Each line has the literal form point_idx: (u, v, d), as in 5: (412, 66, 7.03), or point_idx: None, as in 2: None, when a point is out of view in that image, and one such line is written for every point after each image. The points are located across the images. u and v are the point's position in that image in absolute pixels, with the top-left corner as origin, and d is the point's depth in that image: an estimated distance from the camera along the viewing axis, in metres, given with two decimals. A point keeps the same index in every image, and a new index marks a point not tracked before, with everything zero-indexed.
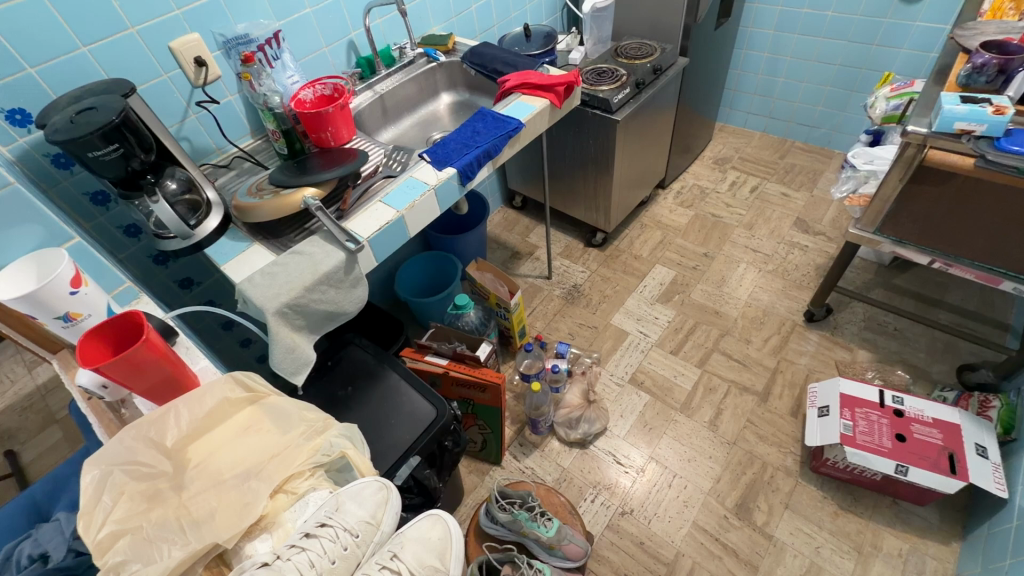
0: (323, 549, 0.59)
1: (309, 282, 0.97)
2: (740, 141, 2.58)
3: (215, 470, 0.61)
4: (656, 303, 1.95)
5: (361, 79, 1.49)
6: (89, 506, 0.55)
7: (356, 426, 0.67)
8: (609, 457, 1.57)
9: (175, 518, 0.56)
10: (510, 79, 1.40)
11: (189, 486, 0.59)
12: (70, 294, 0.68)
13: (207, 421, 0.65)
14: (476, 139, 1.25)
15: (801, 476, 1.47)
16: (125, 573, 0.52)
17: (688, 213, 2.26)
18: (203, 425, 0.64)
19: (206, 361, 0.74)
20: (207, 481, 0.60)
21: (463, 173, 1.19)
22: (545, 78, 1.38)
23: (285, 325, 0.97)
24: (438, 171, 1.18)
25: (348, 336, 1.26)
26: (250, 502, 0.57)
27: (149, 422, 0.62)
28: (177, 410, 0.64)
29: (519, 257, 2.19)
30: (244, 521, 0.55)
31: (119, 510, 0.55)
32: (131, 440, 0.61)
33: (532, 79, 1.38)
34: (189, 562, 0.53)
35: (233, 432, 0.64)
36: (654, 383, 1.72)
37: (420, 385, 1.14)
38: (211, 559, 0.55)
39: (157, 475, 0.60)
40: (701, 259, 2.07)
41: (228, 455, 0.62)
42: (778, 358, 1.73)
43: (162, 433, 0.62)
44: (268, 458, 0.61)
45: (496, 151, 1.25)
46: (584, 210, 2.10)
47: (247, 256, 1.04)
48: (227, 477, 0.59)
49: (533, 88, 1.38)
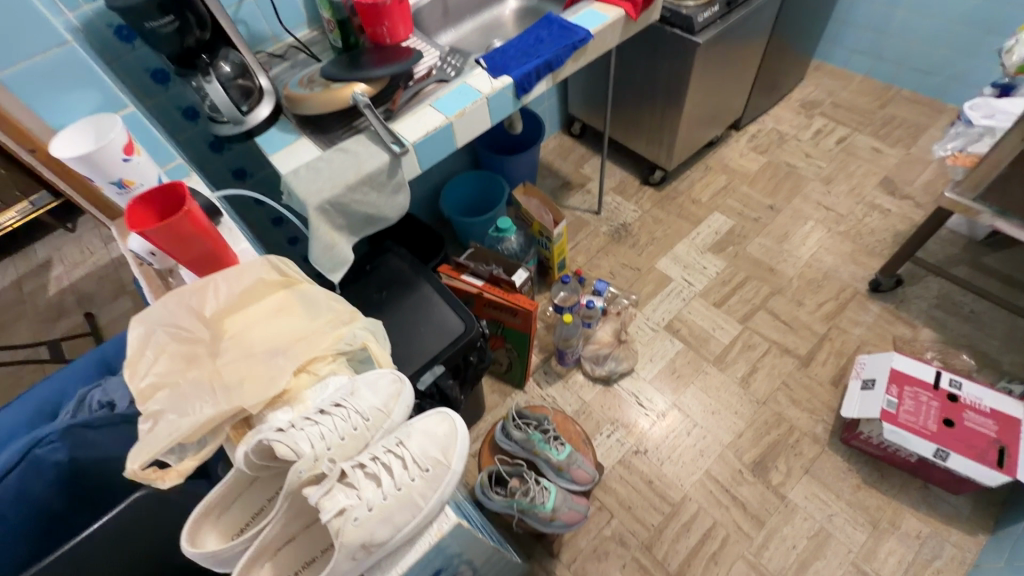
0: (333, 427, 0.49)
1: (351, 181, 0.97)
2: (837, 84, 2.29)
3: (247, 343, 0.64)
4: (707, 252, 1.85)
5: None
6: (135, 357, 0.61)
7: (380, 321, 0.68)
8: (632, 398, 1.57)
9: (208, 380, 0.60)
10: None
11: (223, 353, 0.63)
12: (123, 162, 0.70)
13: (243, 298, 0.67)
14: (538, 48, 1.16)
15: (829, 445, 1.43)
16: (163, 419, 0.57)
17: (760, 159, 2.08)
18: (239, 301, 0.67)
19: (246, 244, 0.76)
20: (240, 352, 0.63)
21: (520, 84, 1.12)
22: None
23: (326, 222, 0.97)
24: (493, 79, 1.11)
25: (387, 244, 1.27)
26: (275, 376, 0.59)
27: (190, 291, 0.66)
28: (216, 283, 0.67)
29: (570, 187, 2.11)
30: (268, 392, 0.58)
31: (160, 365, 0.61)
32: (175, 304, 0.65)
33: None
34: (217, 420, 0.57)
35: (267, 311, 0.67)
36: (691, 333, 1.67)
37: (452, 300, 1.16)
38: (237, 420, 0.59)
39: (196, 339, 0.64)
40: (765, 211, 1.92)
41: (260, 332, 0.65)
42: (829, 324, 1.63)
43: (201, 302, 0.65)
44: (297, 339, 0.63)
45: (557, 64, 1.16)
46: (645, 145, 1.97)
47: (295, 149, 1.04)
48: (258, 351, 0.63)
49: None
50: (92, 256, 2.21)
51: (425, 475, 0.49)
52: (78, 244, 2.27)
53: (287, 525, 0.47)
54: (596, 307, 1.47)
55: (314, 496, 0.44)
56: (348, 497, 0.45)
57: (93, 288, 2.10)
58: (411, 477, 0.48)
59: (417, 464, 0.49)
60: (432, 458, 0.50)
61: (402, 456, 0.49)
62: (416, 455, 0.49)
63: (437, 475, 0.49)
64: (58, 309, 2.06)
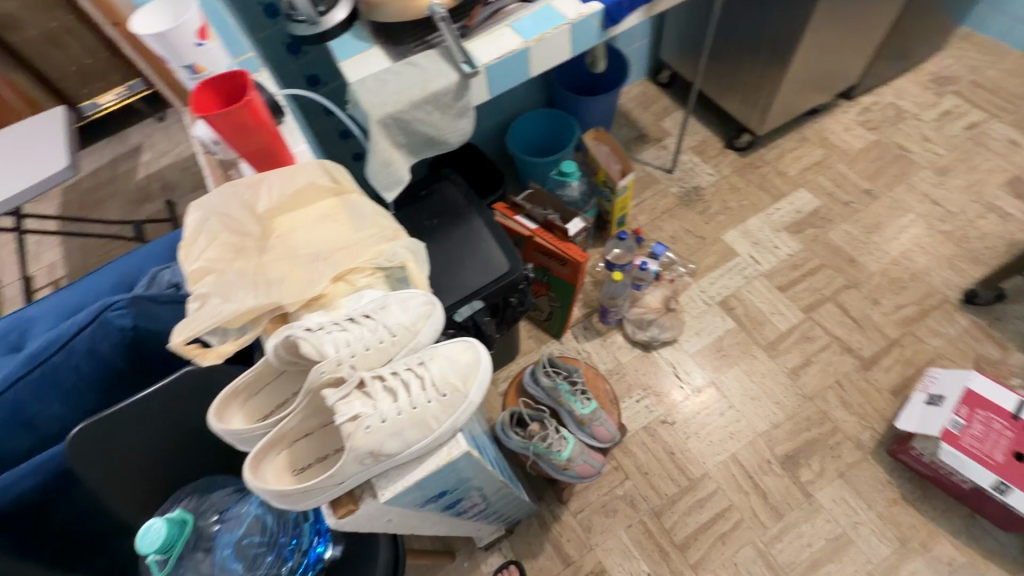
0: (360, 335, 0.50)
1: (416, 97, 0.93)
2: (983, 59, 1.95)
3: (293, 244, 0.65)
4: (782, 231, 1.70)
5: None
6: (190, 240, 0.63)
7: (423, 244, 0.66)
8: (669, 368, 1.52)
9: (253, 272, 0.62)
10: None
11: (270, 251, 0.64)
12: (195, 46, 0.70)
13: (294, 200, 0.68)
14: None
15: (872, 454, 1.34)
16: (207, 302, 0.59)
17: (867, 136, 1.85)
18: (290, 202, 0.68)
19: (305, 147, 0.76)
20: (284, 252, 0.64)
21: (608, 13, 1.02)
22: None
23: (386, 137, 0.95)
24: (582, 5, 1.01)
25: (444, 171, 1.24)
26: (314, 280, 0.60)
27: (246, 184, 0.67)
28: (270, 180, 0.67)
29: (645, 140, 1.98)
30: (305, 294, 0.59)
31: (211, 252, 0.62)
32: (231, 195, 0.66)
33: None
34: (255, 312, 0.59)
35: (315, 216, 0.67)
36: (746, 314, 1.57)
37: (501, 238, 1.13)
38: (275, 316, 0.61)
39: (246, 233, 0.65)
40: (860, 195, 1.73)
41: (306, 235, 0.65)
42: (904, 329, 1.49)
43: (255, 197, 0.66)
44: (340, 248, 0.63)
45: None
46: (737, 103, 1.79)
47: (366, 58, 1.01)
48: (301, 254, 0.63)
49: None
50: (178, 148, 2.37)
51: (442, 398, 0.48)
52: (167, 135, 2.42)
53: (306, 420, 0.48)
54: (649, 270, 1.40)
55: (331, 398, 0.44)
56: (364, 405, 0.45)
57: (176, 178, 2.25)
58: (428, 398, 0.48)
59: (435, 387, 0.49)
60: (451, 383, 0.50)
61: (422, 376, 0.49)
62: (436, 378, 0.49)
63: (454, 402, 0.48)
64: (145, 193, 2.23)
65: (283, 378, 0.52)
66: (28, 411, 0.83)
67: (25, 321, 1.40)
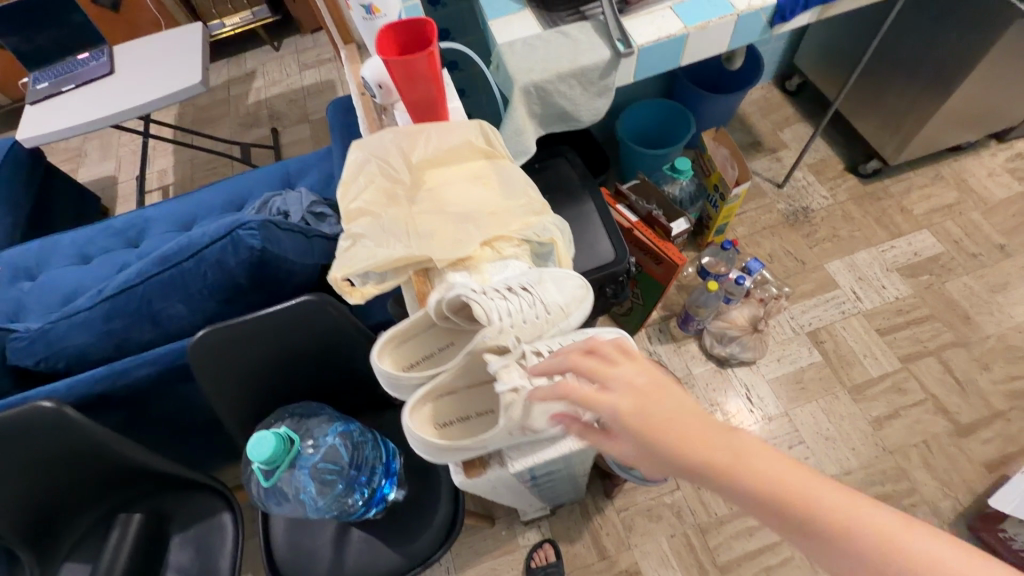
0: (521, 305, 0.50)
1: (564, 69, 0.91)
2: None
3: (442, 200, 0.65)
4: (893, 271, 1.58)
5: None
6: (349, 180, 0.65)
7: (569, 223, 0.64)
8: (741, 389, 1.47)
9: (404, 221, 0.62)
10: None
11: (420, 201, 0.65)
12: None
13: (448, 155, 0.68)
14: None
15: (949, 525, 1.25)
16: (361, 243, 0.60)
17: (1013, 186, 1.67)
18: (444, 157, 0.68)
19: (459, 104, 0.75)
20: (433, 206, 0.64)
21: (781, 9, 0.94)
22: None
23: (525, 105, 0.94)
24: None
25: (561, 147, 1.22)
26: (463, 241, 0.60)
27: (405, 134, 0.68)
28: (428, 133, 0.68)
29: (758, 149, 1.87)
30: (454, 253, 0.59)
31: (368, 194, 0.63)
32: (391, 141, 0.67)
33: None
34: (404, 261, 0.59)
35: (465, 177, 0.67)
36: (835, 350, 1.49)
37: (609, 227, 1.10)
38: (419, 269, 0.61)
39: (398, 181, 0.66)
40: (991, 249, 1.58)
41: (456, 194, 0.65)
42: (1014, 403, 1.37)
43: (412, 147, 0.67)
44: (488, 214, 0.62)
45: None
46: (872, 126, 1.65)
47: (516, 20, 0.99)
48: (451, 211, 0.63)
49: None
50: (289, 78, 2.45)
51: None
52: (280, 64, 2.50)
53: (456, 377, 0.50)
54: (746, 284, 1.34)
55: (495, 364, 0.45)
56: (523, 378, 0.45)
57: (284, 108, 2.34)
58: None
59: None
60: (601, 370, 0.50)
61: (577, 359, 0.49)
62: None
63: None
64: (254, 117, 2.33)
65: (432, 330, 0.54)
66: (157, 306, 0.94)
67: (145, 220, 1.52)
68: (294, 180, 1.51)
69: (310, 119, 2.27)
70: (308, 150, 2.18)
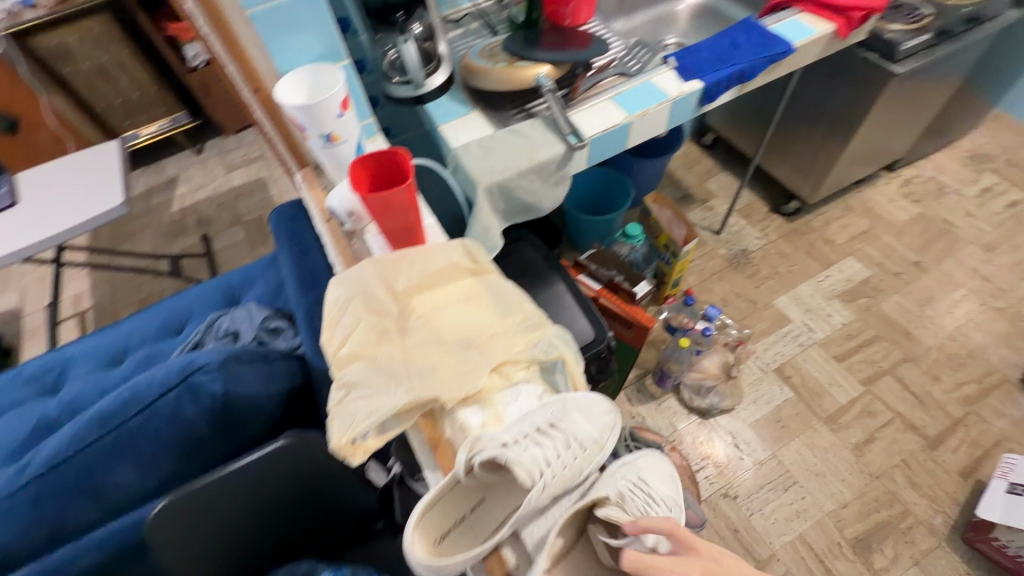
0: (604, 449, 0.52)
1: (524, 167, 0.93)
2: (1016, 141, 2.03)
3: (439, 325, 0.62)
4: (834, 299, 1.70)
5: None
6: (333, 322, 0.60)
7: (571, 332, 0.63)
8: (728, 437, 1.48)
9: (400, 358, 0.58)
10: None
11: (414, 330, 0.61)
12: (337, 116, 0.70)
13: (435, 278, 0.65)
14: (731, 55, 1.06)
15: (947, 541, 1.29)
16: (357, 391, 0.55)
17: (911, 209, 1.88)
18: (430, 281, 0.65)
19: (433, 220, 0.74)
20: (431, 332, 0.61)
21: (707, 90, 1.03)
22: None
23: (489, 203, 0.94)
24: (682, 82, 1.03)
25: (521, 231, 1.24)
26: (470, 372, 0.56)
27: (386, 262, 0.65)
28: (411, 259, 0.65)
29: (691, 201, 2.00)
30: (463, 389, 0.55)
31: (357, 335, 0.59)
32: (372, 273, 0.64)
33: None
34: (411, 407, 0.54)
35: (457, 294, 0.64)
36: (803, 383, 1.55)
37: (583, 305, 1.10)
38: (425, 411, 0.56)
39: (388, 311, 0.62)
40: (909, 267, 1.74)
41: (451, 317, 0.62)
42: (968, 408, 1.47)
43: (395, 276, 0.64)
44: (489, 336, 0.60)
45: (751, 75, 1.06)
46: (786, 171, 1.82)
47: (467, 124, 1.01)
48: (449, 337, 0.60)
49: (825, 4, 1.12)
50: (215, 181, 2.35)
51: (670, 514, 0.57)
52: (203, 168, 2.41)
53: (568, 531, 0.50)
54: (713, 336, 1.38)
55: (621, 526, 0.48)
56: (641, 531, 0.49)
57: (213, 213, 2.23)
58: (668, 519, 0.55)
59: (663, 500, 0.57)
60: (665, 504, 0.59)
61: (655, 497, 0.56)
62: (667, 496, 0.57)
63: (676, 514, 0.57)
64: (181, 226, 2.20)
65: (459, 491, 0.49)
66: (101, 478, 0.80)
67: (66, 360, 1.34)
68: (239, 296, 1.41)
69: (243, 221, 2.18)
70: (245, 253, 2.08)
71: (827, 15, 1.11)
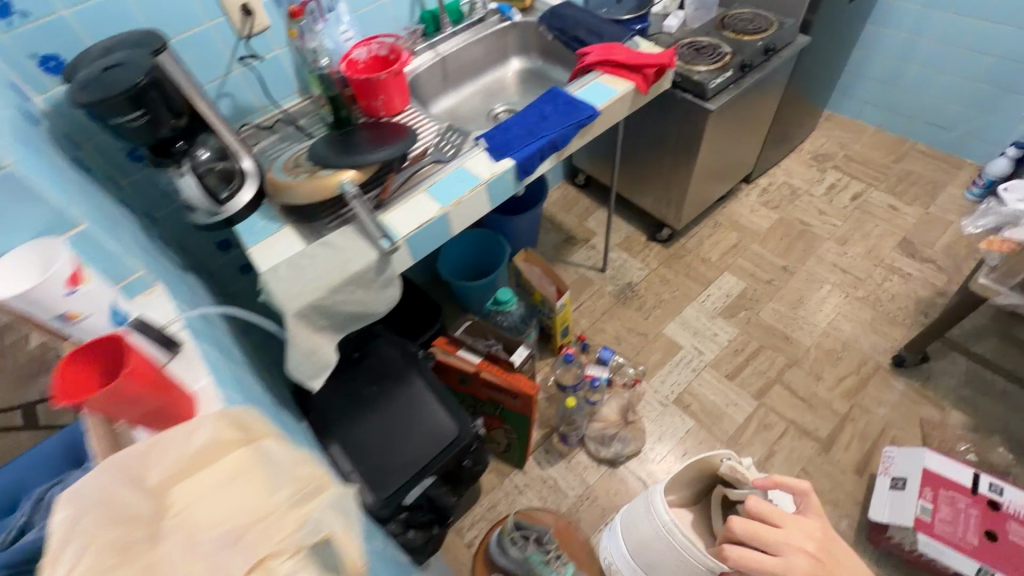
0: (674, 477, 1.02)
1: (336, 282, 0.88)
2: (848, 136, 2.22)
3: (201, 519, 0.51)
4: (718, 317, 1.75)
5: (424, 36, 1.33)
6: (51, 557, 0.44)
7: (350, 497, 0.57)
8: (639, 483, 1.46)
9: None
10: (590, 53, 1.21)
11: (173, 530, 0.50)
12: (66, 295, 0.63)
13: (194, 462, 0.57)
14: (541, 126, 1.08)
15: (854, 545, 1.31)
16: None
17: (771, 215, 2.00)
18: (191, 465, 0.56)
19: (205, 382, 0.68)
20: (190, 528, 0.51)
21: (522, 166, 1.04)
22: (637, 52, 1.17)
23: (306, 326, 0.88)
24: (494, 162, 1.03)
25: (377, 327, 1.18)
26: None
27: (132, 457, 0.55)
28: (165, 446, 0.57)
29: (574, 243, 2.03)
30: None
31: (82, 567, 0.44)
32: (115, 474, 0.53)
33: (618, 55, 1.17)
34: None
35: (223, 473, 0.55)
36: (702, 409, 1.57)
37: (443, 399, 1.06)
38: None
39: (134, 514, 0.51)
40: (778, 272, 1.84)
41: (214, 505, 0.52)
42: (851, 402, 1.53)
43: (145, 469, 0.55)
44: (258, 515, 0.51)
45: (563, 143, 1.08)
46: (651, 202, 1.89)
47: (278, 242, 0.95)
48: (212, 529, 0.50)
49: (622, 64, 1.16)
50: None
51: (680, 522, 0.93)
52: None
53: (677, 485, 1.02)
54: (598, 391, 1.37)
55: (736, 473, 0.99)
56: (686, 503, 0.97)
57: None
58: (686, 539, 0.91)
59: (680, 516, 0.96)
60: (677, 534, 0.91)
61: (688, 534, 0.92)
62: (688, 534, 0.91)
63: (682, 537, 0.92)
64: None
65: None
66: None
67: None
68: None
69: None
70: None
71: (626, 74, 1.16)
